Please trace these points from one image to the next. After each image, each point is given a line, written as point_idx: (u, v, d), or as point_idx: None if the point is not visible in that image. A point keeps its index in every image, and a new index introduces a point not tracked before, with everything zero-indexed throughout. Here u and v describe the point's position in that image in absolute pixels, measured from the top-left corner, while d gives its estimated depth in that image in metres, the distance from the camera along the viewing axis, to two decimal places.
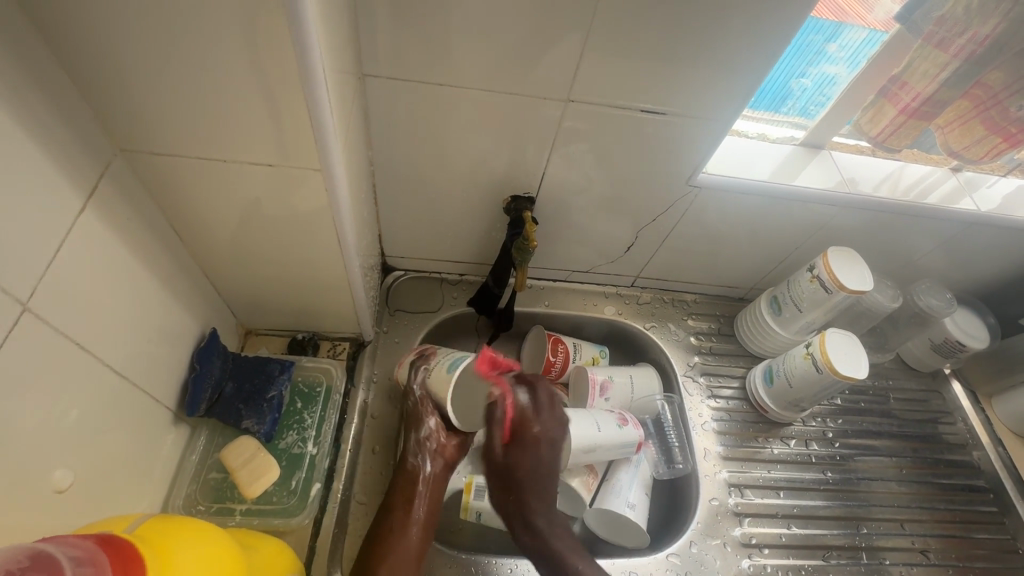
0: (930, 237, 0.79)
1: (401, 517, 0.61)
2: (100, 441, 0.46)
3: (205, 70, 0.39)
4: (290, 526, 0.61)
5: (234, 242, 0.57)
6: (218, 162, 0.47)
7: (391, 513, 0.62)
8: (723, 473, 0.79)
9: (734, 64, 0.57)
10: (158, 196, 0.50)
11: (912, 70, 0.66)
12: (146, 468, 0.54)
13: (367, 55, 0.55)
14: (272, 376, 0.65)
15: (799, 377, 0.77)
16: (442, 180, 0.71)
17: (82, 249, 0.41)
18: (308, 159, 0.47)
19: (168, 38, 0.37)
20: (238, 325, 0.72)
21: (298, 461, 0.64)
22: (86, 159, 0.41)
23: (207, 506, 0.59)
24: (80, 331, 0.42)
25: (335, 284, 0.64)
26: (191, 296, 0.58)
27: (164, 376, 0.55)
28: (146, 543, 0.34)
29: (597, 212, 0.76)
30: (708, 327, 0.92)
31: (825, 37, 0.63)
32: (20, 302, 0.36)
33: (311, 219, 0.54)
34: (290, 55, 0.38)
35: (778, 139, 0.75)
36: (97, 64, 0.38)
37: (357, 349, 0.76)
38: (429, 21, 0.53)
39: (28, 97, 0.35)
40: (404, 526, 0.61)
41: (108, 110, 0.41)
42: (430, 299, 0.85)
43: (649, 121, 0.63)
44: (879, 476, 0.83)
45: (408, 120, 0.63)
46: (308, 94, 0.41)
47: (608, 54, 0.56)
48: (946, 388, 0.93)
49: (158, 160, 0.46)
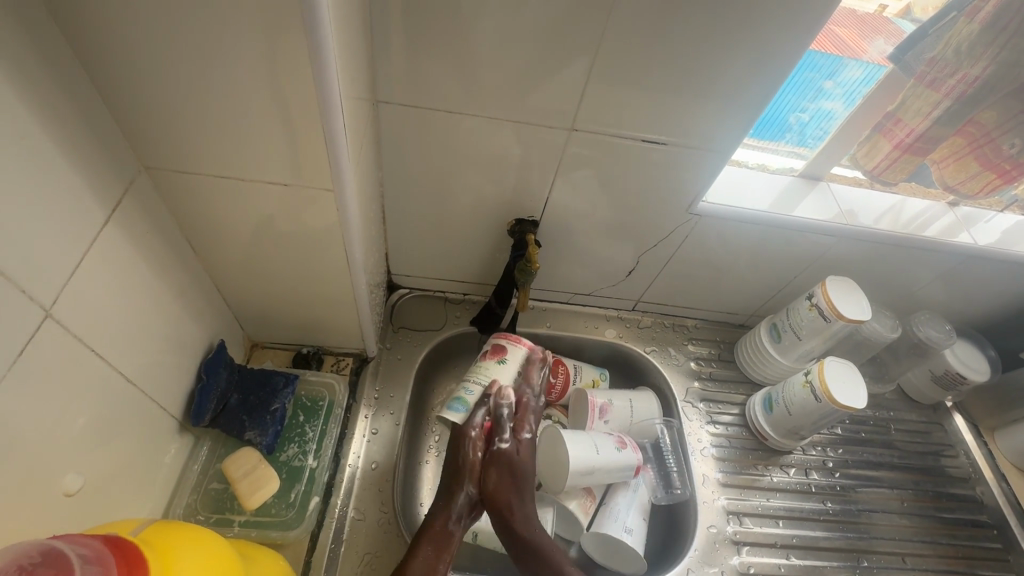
0: (927, 268, 0.80)
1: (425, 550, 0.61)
2: (107, 445, 0.47)
3: (230, 94, 0.42)
4: (287, 539, 0.61)
5: (246, 256, 0.59)
6: (235, 180, 0.49)
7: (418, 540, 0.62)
8: (721, 500, 0.78)
9: (731, 97, 0.59)
10: (179, 213, 0.52)
11: (905, 107, 0.68)
12: (148, 477, 0.55)
13: (380, 83, 0.58)
14: (276, 389, 0.66)
15: (799, 405, 0.77)
16: (449, 202, 0.73)
17: (103, 260, 0.43)
18: (321, 181, 0.49)
19: (200, 66, 0.40)
20: (245, 337, 0.73)
21: (298, 473, 0.65)
22: (112, 175, 0.43)
23: (208, 517, 0.60)
24: (98, 338, 0.44)
25: (341, 299, 0.66)
26: (202, 307, 0.60)
27: (172, 385, 0.56)
28: (149, 547, 0.35)
29: (598, 237, 0.78)
30: (708, 353, 0.93)
31: (822, 74, 0.65)
32: (44, 309, 0.38)
33: (321, 236, 0.56)
34: (310, 83, 0.41)
35: (777, 170, 0.77)
36: (129, 87, 0.41)
37: (360, 365, 0.77)
38: (442, 51, 0.55)
39: (62, 116, 0.38)
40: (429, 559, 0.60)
41: (137, 131, 0.44)
42: (433, 318, 0.86)
43: (651, 149, 0.65)
44: (880, 508, 0.82)
45: (417, 144, 0.65)
46: (325, 119, 0.43)
47: (610, 86, 0.58)
48: (948, 421, 0.92)
49: (179, 177, 0.48)
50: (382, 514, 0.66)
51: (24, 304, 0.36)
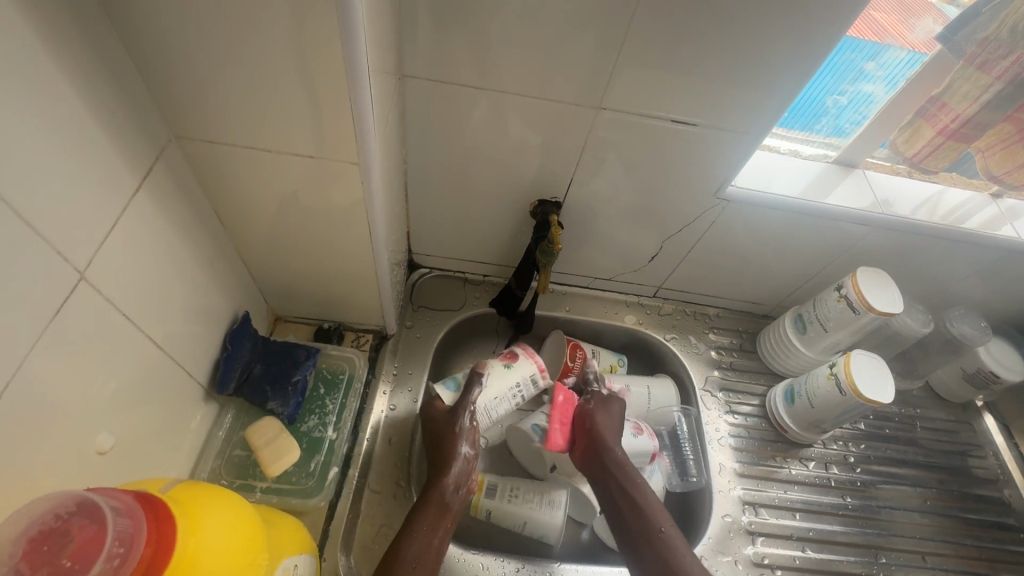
0: (965, 262, 0.77)
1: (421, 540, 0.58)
2: (136, 408, 0.49)
3: (258, 63, 0.42)
4: (307, 506, 0.62)
5: (270, 229, 0.59)
6: (261, 151, 0.49)
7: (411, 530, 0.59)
8: (738, 490, 0.77)
9: (769, 76, 0.57)
10: (207, 183, 0.53)
11: (952, 90, 0.65)
12: (174, 442, 0.56)
13: (407, 57, 0.58)
14: (298, 361, 0.68)
15: (821, 398, 0.75)
16: (471, 181, 0.72)
17: (133, 226, 0.44)
18: (347, 154, 0.49)
19: (230, 35, 0.40)
20: (268, 311, 0.74)
21: (317, 444, 0.66)
22: (143, 142, 0.44)
23: (231, 482, 0.61)
24: (129, 304, 0.45)
25: (363, 275, 0.66)
26: (227, 278, 0.61)
27: (197, 353, 0.57)
28: (176, 504, 0.36)
29: (622, 220, 0.77)
30: (730, 342, 0.91)
31: (863, 55, 0.63)
32: (77, 271, 0.39)
33: (345, 211, 0.56)
34: (338, 54, 0.40)
35: (809, 156, 0.75)
36: (160, 54, 0.41)
37: (380, 341, 0.77)
38: (470, 26, 0.54)
39: (96, 82, 0.38)
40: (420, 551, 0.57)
41: (168, 99, 0.44)
42: (452, 298, 0.86)
43: (680, 130, 0.63)
44: (900, 505, 0.80)
45: (441, 121, 0.64)
46: (352, 93, 0.43)
47: (642, 64, 0.56)
48: (978, 420, 0.90)
49: (208, 147, 0.49)
50: (398, 487, 0.67)
51: (58, 265, 0.37)
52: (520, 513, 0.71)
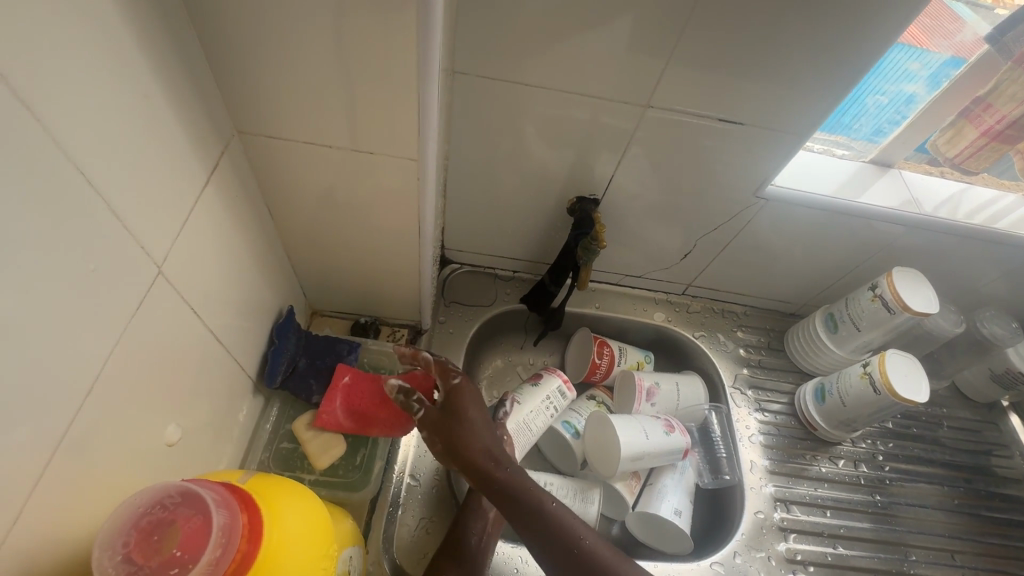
0: (998, 263, 0.78)
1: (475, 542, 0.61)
2: (197, 402, 0.49)
3: (330, 61, 0.42)
4: (353, 499, 0.63)
5: (319, 224, 0.59)
6: (320, 148, 0.49)
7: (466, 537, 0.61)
8: (769, 487, 0.78)
9: (822, 78, 0.57)
10: (263, 178, 0.53)
11: (998, 92, 0.65)
12: (227, 435, 0.57)
13: (459, 53, 0.57)
14: (341, 356, 0.68)
15: (854, 396, 0.76)
16: (511, 178, 0.72)
17: (201, 221, 0.44)
18: (407, 153, 0.49)
19: (305, 31, 0.39)
20: (306, 304, 0.75)
21: (363, 438, 0.66)
22: (212, 139, 0.44)
23: (282, 473, 0.61)
24: (195, 298, 0.45)
25: (406, 271, 0.67)
26: (275, 273, 0.61)
27: (248, 348, 0.58)
28: (260, 495, 0.37)
29: (659, 217, 0.76)
30: (757, 340, 0.91)
31: (909, 55, 0.63)
32: (156, 266, 0.39)
33: (397, 207, 0.56)
34: (413, 54, 0.40)
35: (844, 155, 0.75)
36: (235, 52, 0.41)
37: (415, 336, 0.78)
38: (527, 23, 0.54)
39: (177, 79, 0.38)
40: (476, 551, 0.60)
41: (235, 95, 0.44)
42: (484, 294, 0.87)
43: (727, 129, 0.63)
44: (928, 504, 0.81)
45: (487, 117, 0.64)
46: (420, 91, 0.43)
47: (697, 64, 0.56)
48: (1003, 420, 0.91)
49: (269, 142, 0.49)
50: (437, 481, 0.68)
51: (141, 261, 0.37)
52: None
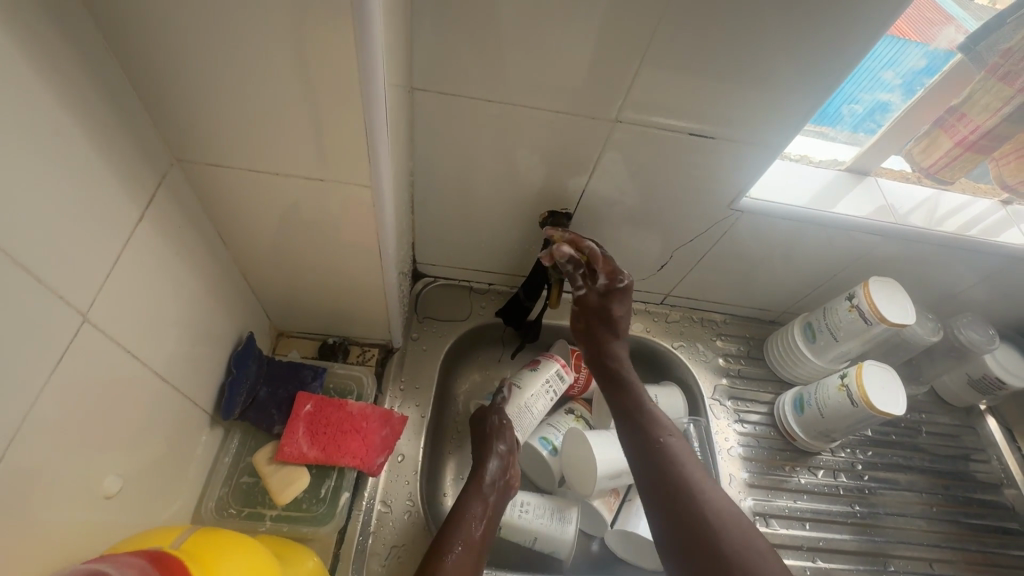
0: (974, 270, 0.77)
1: (467, 532, 0.62)
2: (143, 444, 0.47)
3: (267, 86, 0.39)
4: (318, 534, 0.60)
5: (275, 249, 0.57)
6: (268, 174, 0.47)
7: (458, 528, 0.62)
8: (748, 501, 0.77)
9: (790, 89, 0.55)
10: (210, 205, 0.50)
11: (972, 102, 0.65)
12: (182, 472, 0.54)
13: (417, 68, 0.55)
14: (304, 383, 0.65)
15: (832, 408, 0.75)
16: (479, 192, 0.70)
17: (137, 258, 0.42)
18: (359, 177, 0.47)
19: (239, 56, 0.37)
20: (271, 327, 0.72)
21: (327, 468, 0.63)
22: (145, 170, 0.41)
23: (241, 512, 0.59)
24: (134, 338, 0.43)
25: (371, 292, 0.64)
26: (231, 300, 0.59)
27: (203, 380, 0.55)
28: (193, 558, 0.35)
29: (633, 227, 0.75)
30: (737, 349, 0.90)
31: (882, 63, 0.61)
32: (80, 313, 0.37)
33: (355, 230, 0.54)
34: (354, 77, 0.38)
35: (820, 162, 0.74)
36: (164, 79, 0.38)
37: (386, 355, 0.76)
38: (484, 36, 0.52)
39: (96, 111, 0.35)
40: (468, 540, 0.62)
41: (170, 123, 0.42)
42: (458, 308, 0.85)
43: (697, 142, 0.62)
44: (907, 512, 0.81)
45: (451, 132, 0.62)
46: (366, 114, 0.41)
47: (662, 77, 0.55)
48: (981, 424, 0.90)
49: (211, 170, 0.46)
50: (409, 506, 0.66)
51: (61, 310, 0.35)
52: (532, 527, 0.71)
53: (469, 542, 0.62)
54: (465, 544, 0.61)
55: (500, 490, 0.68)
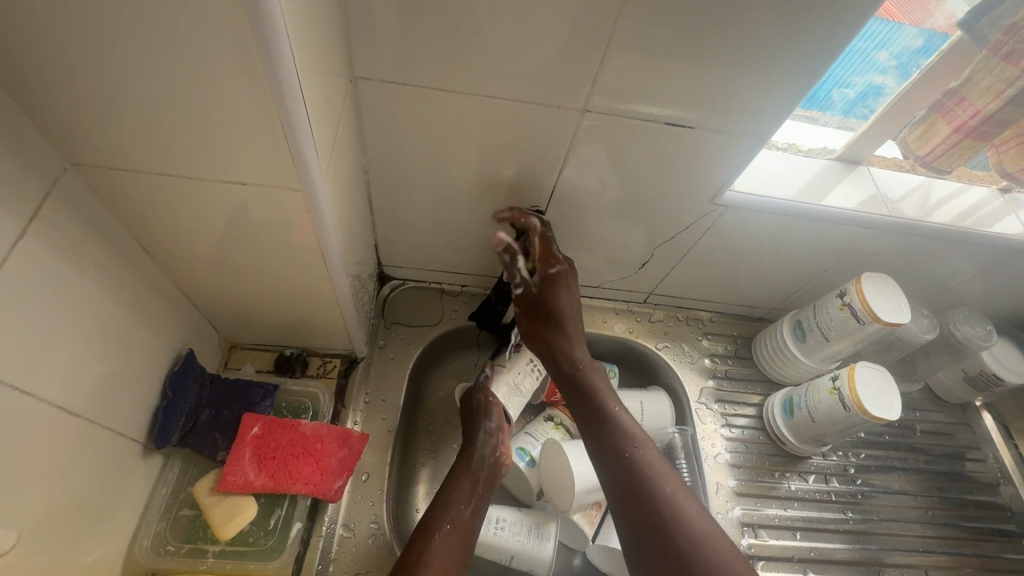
0: (972, 263, 0.73)
1: (457, 511, 0.61)
2: (52, 486, 0.42)
3: (159, 77, 0.34)
4: (266, 570, 0.57)
5: (208, 259, 0.52)
6: (182, 178, 0.42)
7: (448, 507, 0.62)
8: (735, 511, 0.74)
9: (769, 74, 0.51)
10: (124, 215, 0.45)
11: (971, 85, 0.60)
12: (110, 507, 0.50)
13: (358, 56, 0.50)
14: (252, 403, 0.61)
15: (823, 412, 0.71)
16: (441, 191, 0.65)
17: (22, 281, 0.36)
18: (287, 180, 0.42)
19: (120, 44, 0.32)
20: (220, 340, 0.67)
21: (278, 497, 0.60)
22: (24, 179, 0.36)
23: (178, 548, 0.55)
24: (26, 370, 0.38)
25: (323, 302, 0.59)
26: (163, 316, 0.53)
27: (130, 406, 0.50)
28: None
29: (608, 226, 0.70)
30: (724, 349, 0.86)
31: (875, 44, 0.55)
32: None
33: (294, 238, 0.49)
34: (258, 66, 0.33)
35: (809, 151, 0.69)
36: (36, 72, 0.33)
37: (349, 366, 0.72)
38: (427, 19, 0.47)
39: None
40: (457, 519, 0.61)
41: (54, 123, 0.36)
42: (428, 313, 0.80)
43: (672, 133, 0.57)
44: (902, 517, 0.78)
45: (402, 127, 0.57)
46: (281, 108, 0.36)
47: (627, 63, 0.50)
48: (977, 421, 0.87)
49: (115, 175, 0.41)
50: (374, 528, 0.61)
51: None
52: (507, 546, 0.66)
53: (458, 521, 0.61)
54: (453, 522, 0.60)
55: (491, 467, 0.68)
